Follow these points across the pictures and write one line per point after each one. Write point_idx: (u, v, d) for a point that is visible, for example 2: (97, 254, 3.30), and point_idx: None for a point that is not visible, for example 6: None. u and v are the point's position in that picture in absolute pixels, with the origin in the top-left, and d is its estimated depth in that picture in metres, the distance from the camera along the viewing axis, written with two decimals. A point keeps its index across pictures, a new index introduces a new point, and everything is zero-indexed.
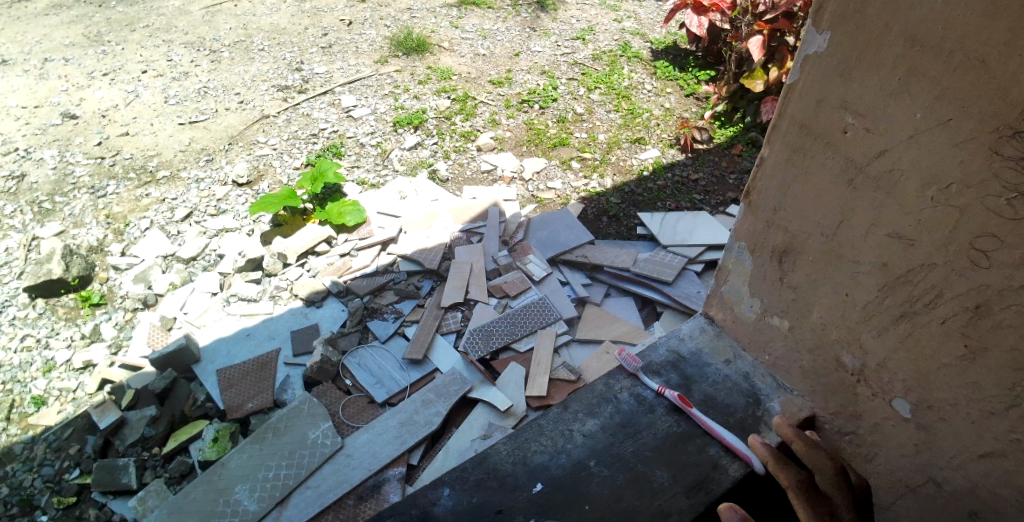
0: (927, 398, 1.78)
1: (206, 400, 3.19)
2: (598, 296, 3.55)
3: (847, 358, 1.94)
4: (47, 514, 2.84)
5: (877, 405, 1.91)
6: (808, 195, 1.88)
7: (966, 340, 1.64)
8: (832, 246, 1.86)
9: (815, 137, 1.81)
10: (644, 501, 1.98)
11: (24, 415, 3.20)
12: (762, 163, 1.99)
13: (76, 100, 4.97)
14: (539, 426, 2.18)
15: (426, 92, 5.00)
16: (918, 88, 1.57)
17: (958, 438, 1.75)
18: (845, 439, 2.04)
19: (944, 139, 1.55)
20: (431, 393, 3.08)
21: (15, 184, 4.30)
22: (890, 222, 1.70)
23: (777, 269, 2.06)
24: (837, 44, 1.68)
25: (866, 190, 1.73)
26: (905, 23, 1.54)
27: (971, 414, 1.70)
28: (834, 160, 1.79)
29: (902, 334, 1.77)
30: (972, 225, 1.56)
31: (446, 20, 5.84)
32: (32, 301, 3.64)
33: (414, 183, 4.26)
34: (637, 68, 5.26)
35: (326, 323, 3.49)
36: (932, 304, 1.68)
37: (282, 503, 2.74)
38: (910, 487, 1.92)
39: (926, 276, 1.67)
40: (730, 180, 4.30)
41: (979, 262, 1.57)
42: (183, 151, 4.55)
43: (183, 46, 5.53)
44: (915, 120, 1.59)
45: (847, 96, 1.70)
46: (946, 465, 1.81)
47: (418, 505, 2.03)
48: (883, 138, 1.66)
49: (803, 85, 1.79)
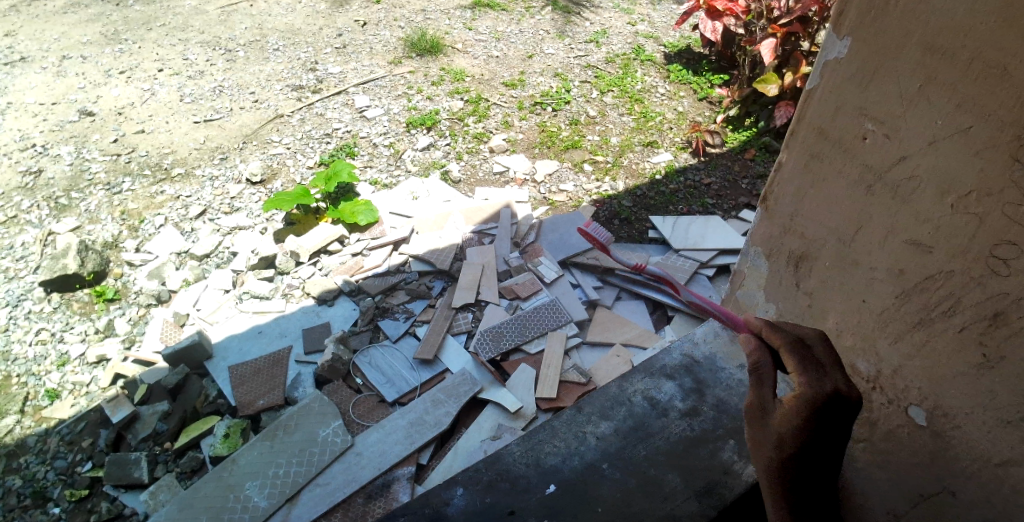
0: (942, 405, 1.69)
1: (218, 396, 3.20)
2: (609, 299, 3.54)
3: (862, 364, 1.87)
4: (59, 506, 2.86)
5: (892, 412, 1.82)
6: (826, 201, 1.88)
7: (982, 348, 1.57)
8: (848, 254, 1.85)
9: (833, 144, 1.80)
10: (657, 504, 1.96)
11: (38, 407, 3.23)
12: (780, 168, 1.99)
13: (93, 97, 5.02)
14: (551, 427, 2.18)
15: (439, 93, 5.01)
16: (935, 96, 1.53)
17: (974, 446, 1.63)
18: (859, 447, 1.91)
19: (963, 146, 1.51)
20: (441, 393, 3.08)
21: (32, 179, 4.35)
22: (907, 229, 1.67)
23: (793, 275, 2.06)
24: (856, 51, 1.67)
25: (883, 197, 1.71)
26: (925, 31, 1.52)
27: (988, 423, 1.59)
28: (852, 167, 1.77)
29: (919, 341, 1.71)
30: (989, 231, 1.50)
31: (460, 22, 5.85)
32: (47, 295, 3.67)
33: (427, 184, 4.26)
34: (650, 72, 5.25)
35: (338, 321, 3.51)
36: (948, 311, 1.62)
37: (291, 500, 2.74)
38: (923, 495, 1.76)
39: (943, 284, 1.62)
40: (744, 184, 4.29)
41: (997, 270, 1.50)
42: (197, 149, 4.58)
43: (200, 45, 5.57)
44: (934, 127, 1.55)
45: (866, 104, 1.69)
46: (961, 473, 1.67)
47: (430, 504, 2.03)
48: (902, 145, 1.64)
49: (821, 91, 1.78)
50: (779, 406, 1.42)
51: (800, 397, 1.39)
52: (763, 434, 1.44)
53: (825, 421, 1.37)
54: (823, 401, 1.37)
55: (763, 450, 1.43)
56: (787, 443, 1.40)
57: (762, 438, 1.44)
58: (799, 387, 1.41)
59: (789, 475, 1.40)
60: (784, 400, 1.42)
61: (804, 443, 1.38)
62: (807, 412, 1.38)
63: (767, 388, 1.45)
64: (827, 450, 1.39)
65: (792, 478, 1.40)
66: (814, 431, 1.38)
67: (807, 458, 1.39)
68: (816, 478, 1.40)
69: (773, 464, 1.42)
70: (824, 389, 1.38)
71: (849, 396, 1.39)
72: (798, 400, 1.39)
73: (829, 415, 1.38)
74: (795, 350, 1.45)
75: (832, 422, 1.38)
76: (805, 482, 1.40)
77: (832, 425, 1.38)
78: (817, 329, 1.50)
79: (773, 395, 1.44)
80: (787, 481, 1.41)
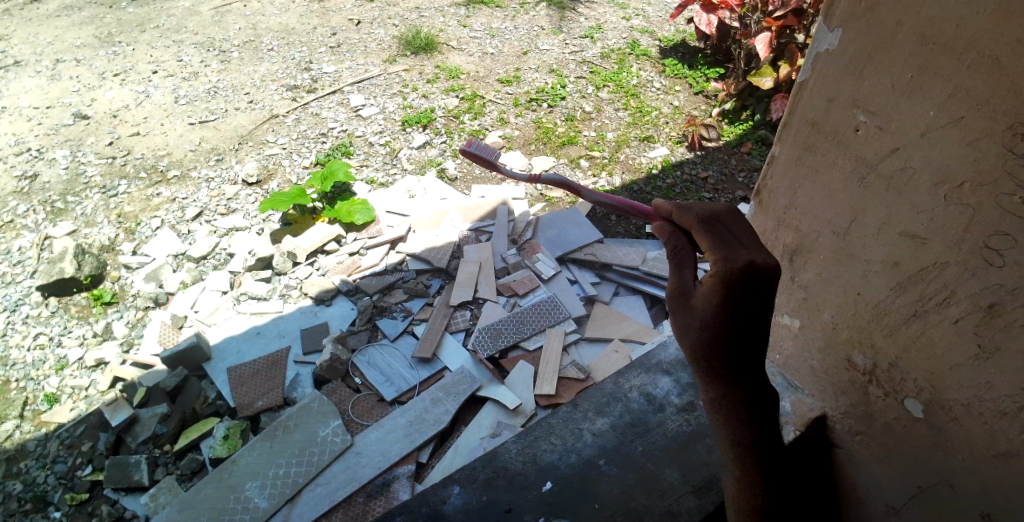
0: (939, 398, 1.47)
1: (216, 398, 3.21)
2: (607, 295, 3.55)
3: (858, 357, 1.62)
4: (60, 510, 2.86)
5: (888, 405, 1.59)
6: (819, 194, 1.58)
7: (978, 339, 1.36)
8: (844, 248, 1.56)
9: (826, 136, 1.52)
10: (655, 501, 1.93)
11: (37, 412, 3.22)
12: (773, 160, 1.69)
13: (88, 100, 5.01)
14: (548, 424, 2.19)
15: (435, 90, 5.00)
16: (930, 87, 1.29)
17: (971, 441, 1.44)
18: (855, 439, 1.71)
19: (958, 137, 1.27)
20: (440, 391, 3.09)
21: (28, 184, 4.35)
22: (901, 218, 1.42)
23: (787, 268, 1.74)
24: (849, 41, 1.39)
25: (877, 189, 1.45)
26: (918, 18, 1.27)
27: (984, 414, 1.40)
28: (845, 159, 1.50)
29: (913, 335, 1.47)
30: (985, 222, 1.28)
31: (455, 19, 5.83)
32: (45, 299, 3.67)
33: (423, 182, 4.26)
34: (646, 66, 5.24)
35: (336, 321, 3.51)
36: (942, 303, 1.39)
37: (292, 501, 2.75)
38: (921, 487, 1.59)
39: (938, 275, 1.39)
40: (740, 178, 4.30)
41: (992, 261, 1.29)
42: (193, 150, 4.57)
43: (194, 46, 5.56)
44: (927, 118, 1.31)
45: (858, 94, 1.42)
46: (959, 465, 1.49)
47: (427, 503, 2.03)
48: (894, 136, 1.38)
49: (812, 82, 1.50)
50: (700, 290, 1.24)
51: (718, 278, 1.21)
52: (684, 325, 1.26)
53: (746, 301, 1.20)
54: (741, 281, 1.20)
55: (685, 340, 1.26)
56: (711, 329, 1.23)
57: (684, 328, 1.26)
58: (715, 268, 1.22)
59: (717, 364, 1.27)
60: (704, 282, 1.24)
61: (726, 327, 1.22)
62: (725, 293, 1.21)
63: (687, 272, 1.28)
64: (750, 331, 1.23)
65: (717, 366, 1.27)
66: (737, 312, 1.21)
67: (732, 342, 1.24)
68: (744, 362, 1.27)
69: (698, 353, 1.27)
70: (741, 265, 1.20)
71: (768, 268, 1.22)
72: (716, 282, 1.21)
73: (750, 294, 1.21)
74: (707, 228, 1.26)
75: (754, 303, 1.21)
76: (734, 368, 1.27)
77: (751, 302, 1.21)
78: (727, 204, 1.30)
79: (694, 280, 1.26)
80: (716, 367, 1.27)
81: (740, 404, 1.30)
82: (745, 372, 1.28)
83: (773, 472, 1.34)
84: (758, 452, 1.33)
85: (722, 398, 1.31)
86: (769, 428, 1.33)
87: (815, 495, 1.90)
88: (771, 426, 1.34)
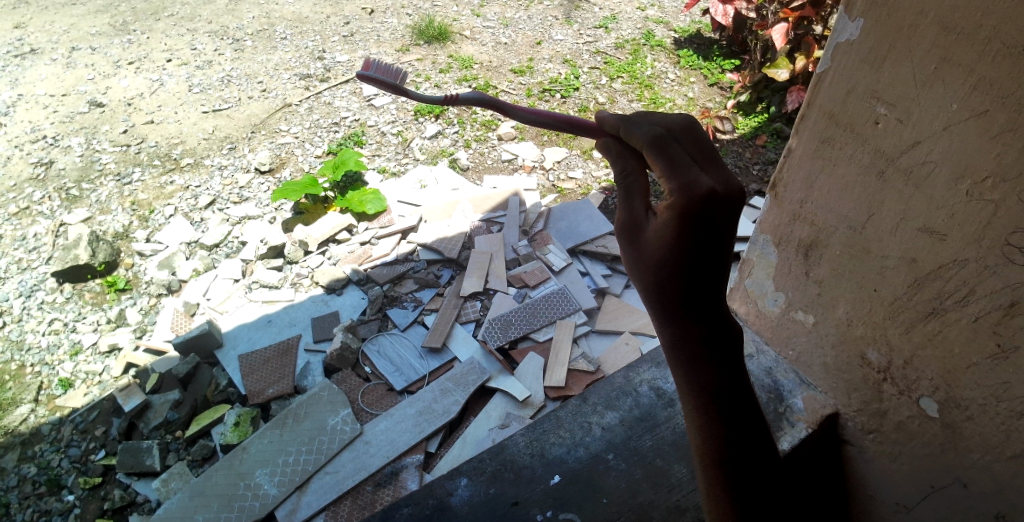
0: (954, 396, 1.45)
1: (228, 385, 3.22)
2: (618, 287, 3.54)
3: (872, 353, 1.59)
4: (73, 493, 2.90)
5: (901, 403, 1.56)
6: (835, 188, 1.54)
7: (996, 338, 1.33)
8: (859, 242, 1.52)
9: (845, 130, 1.47)
10: (662, 496, 1.91)
11: (51, 396, 3.26)
12: (788, 153, 1.64)
13: (103, 88, 5.03)
14: (557, 417, 2.16)
15: (447, 81, 4.98)
16: (952, 78, 1.25)
17: (989, 441, 1.42)
18: (868, 437, 1.68)
19: (981, 131, 1.24)
20: (449, 382, 3.08)
21: (43, 170, 4.38)
22: (920, 213, 1.38)
23: (802, 264, 1.69)
24: (869, 32, 1.35)
25: (896, 184, 1.41)
26: (942, 7, 1.23)
27: (1000, 415, 1.38)
28: (862, 152, 1.45)
29: (930, 332, 1.44)
30: (1007, 220, 1.25)
31: (468, 9, 5.80)
32: (60, 285, 3.71)
33: (435, 172, 4.25)
34: (660, 57, 5.19)
35: (346, 311, 3.51)
36: (961, 300, 1.36)
37: (301, 488, 2.77)
38: (934, 487, 1.57)
39: (955, 274, 1.36)
40: (754, 170, 4.27)
41: (1014, 259, 1.26)
42: (207, 139, 4.59)
43: (207, 35, 5.57)
44: (948, 111, 1.28)
45: (878, 84, 1.37)
46: (973, 465, 1.47)
47: (434, 495, 2.03)
48: (915, 129, 1.34)
49: (831, 74, 1.45)
50: (652, 223, 1.11)
51: (674, 211, 1.07)
52: (638, 264, 1.14)
53: (705, 236, 1.06)
54: (701, 214, 1.06)
55: (638, 277, 1.15)
56: (666, 269, 1.11)
57: (636, 266, 1.14)
58: (671, 198, 1.07)
59: (672, 308, 1.15)
60: (658, 214, 1.10)
61: (682, 267, 1.10)
62: (683, 228, 1.07)
63: (639, 203, 1.14)
64: (709, 268, 1.11)
65: (674, 310, 1.15)
66: (695, 249, 1.09)
67: (689, 283, 1.12)
68: (704, 304, 1.16)
69: (652, 295, 1.15)
70: (701, 194, 1.05)
71: (731, 196, 1.06)
72: (672, 215, 1.07)
73: (711, 228, 1.07)
74: (661, 149, 1.09)
75: (710, 242, 1.08)
76: (693, 312, 1.16)
77: (708, 241, 1.08)
78: (684, 116, 1.12)
79: (647, 211, 1.13)
80: (672, 312, 1.16)
81: (700, 351, 1.20)
82: (705, 315, 1.17)
83: (735, 418, 1.27)
84: (722, 398, 1.25)
85: (680, 344, 1.20)
86: (733, 371, 1.24)
87: (821, 493, 1.87)
88: (736, 370, 1.24)
